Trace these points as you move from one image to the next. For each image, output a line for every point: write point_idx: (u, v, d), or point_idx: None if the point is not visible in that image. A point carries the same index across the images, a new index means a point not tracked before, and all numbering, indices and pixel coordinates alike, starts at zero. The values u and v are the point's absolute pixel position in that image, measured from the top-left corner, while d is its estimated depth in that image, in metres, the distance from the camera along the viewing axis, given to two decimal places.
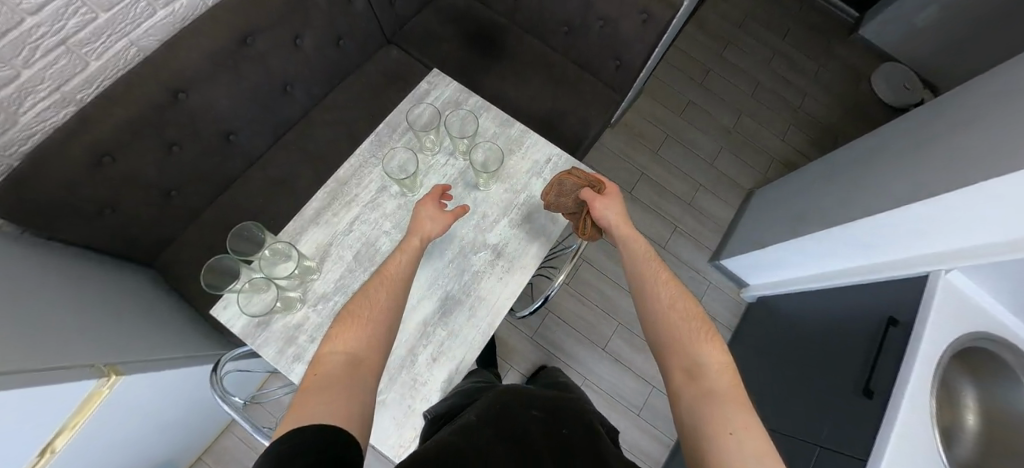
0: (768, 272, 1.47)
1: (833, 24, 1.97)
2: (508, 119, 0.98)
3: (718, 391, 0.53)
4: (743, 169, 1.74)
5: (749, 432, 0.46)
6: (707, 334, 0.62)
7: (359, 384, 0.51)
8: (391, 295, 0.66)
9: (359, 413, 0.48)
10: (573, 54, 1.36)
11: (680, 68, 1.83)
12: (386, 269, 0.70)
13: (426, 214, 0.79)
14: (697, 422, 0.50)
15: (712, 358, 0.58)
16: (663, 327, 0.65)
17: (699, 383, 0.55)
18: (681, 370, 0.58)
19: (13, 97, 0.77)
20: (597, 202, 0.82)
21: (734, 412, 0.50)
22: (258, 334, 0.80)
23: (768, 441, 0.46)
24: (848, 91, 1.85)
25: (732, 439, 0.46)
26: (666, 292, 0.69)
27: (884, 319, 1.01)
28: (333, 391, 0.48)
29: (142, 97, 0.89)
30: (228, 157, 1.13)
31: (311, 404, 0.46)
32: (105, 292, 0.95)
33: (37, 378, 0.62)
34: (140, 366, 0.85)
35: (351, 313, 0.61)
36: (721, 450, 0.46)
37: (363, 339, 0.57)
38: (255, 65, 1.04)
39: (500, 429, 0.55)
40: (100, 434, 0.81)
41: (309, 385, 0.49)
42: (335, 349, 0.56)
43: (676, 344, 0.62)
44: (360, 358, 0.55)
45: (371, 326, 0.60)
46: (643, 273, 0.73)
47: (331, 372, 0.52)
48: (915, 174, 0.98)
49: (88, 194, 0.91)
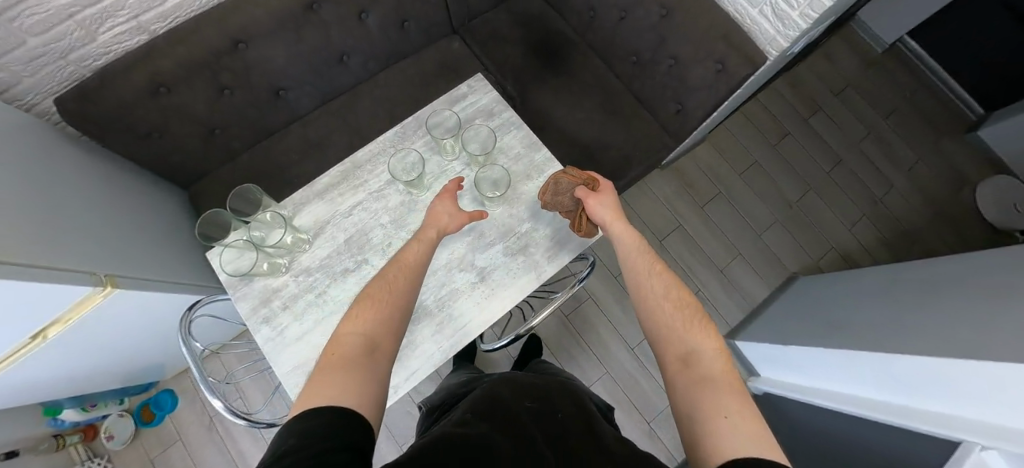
0: (787, 371, 1.32)
1: (950, 117, 1.71)
2: (537, 143, 0.94)
3: (713, 377, 0.50)
4: (793, 249, 1.57)
5: (744, 416, 0.44)
6: (700, 321, 0.60)
7: (376, 364, 0.51)
8: (409, 281, 0.66)
9: (377, 395, 0.48)
10: (634, 86, 1.28)
11: (756, 123, 1.68)
12: (402, 255, 0.70)
13: (445, 209, 0.79)
14: (689, 411, 0.48)
15: (704, 346, 0.56)
16: (654, 319, 0.62)
17: (695, 373, 0.52)
18: (674, 361, 0.55)
19: (95, 17, 0.86)
20: (592, 199, 0.80)
21: (730, 396, 0.47)
22: (240, 286, 0.84)
23: (762, 423, 0.43)
24: (944, 196, 1.62)
25: (726, 422, 0.43)
26: (657, 282, 0.67)
27: None
28: (350, 369, 0.48)
29: (204, 40, 0.95)
30: (274, 110, 1.18)
31: (328, 382, 0.45)
32: (134, 205, 1.04)
33: (43, 275, 0.68)
34: (139, 283, 0.91)
35: (368, 296, 0.61)
36: (715, 430, 0.43)
37: (380, 319, 0.58)
38: (317, 32, 1.08)
39: (490, 415, 0.56)
40: (92, 333, 0.89)
41: (327, 364, 0.49)
42: (353, 330, 0.55)
43: (670, 334, 0.59)
44: (378, 340, 0.55)
45: (388, 308, 0.60)
46: (636, 268, 0.71)
47: (348, 351, 0.52)
48: (983, 328, 0.82)
49: (142, 116, 0.99)
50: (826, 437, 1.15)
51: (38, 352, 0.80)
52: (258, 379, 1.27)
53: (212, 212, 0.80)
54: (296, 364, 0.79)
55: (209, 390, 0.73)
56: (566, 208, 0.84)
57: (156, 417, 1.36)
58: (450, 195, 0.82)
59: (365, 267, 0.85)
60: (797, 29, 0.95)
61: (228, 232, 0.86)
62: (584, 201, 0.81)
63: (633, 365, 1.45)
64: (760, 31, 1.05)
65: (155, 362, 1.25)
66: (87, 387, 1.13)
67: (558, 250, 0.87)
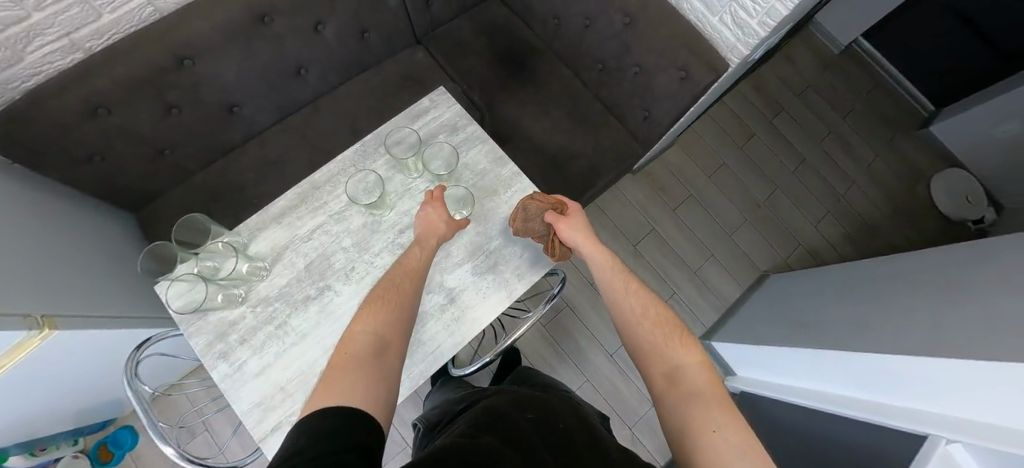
0: (761, 371, 1.34)
1: (903, 113, 1.78)
2: (503, 157, 0.92)
3: (698, 391, 0.51)
4: (764, 248, 1.60)
5: (733, 429, 0.44)
6: (679, 335, 0.60)
7: (385, 365, 0.50)
8: (414, 286, 0.65)
9: (387, 397, 0.46)
10: (602, 93, 1.27)
11: (723, 125, 1.71)
12: (405, 261, 0.69)
13: (439, 213, 0.78)
14: (678, 426, 0.48)
15: (687, 359, 0.56)
16: (634, 336, 0.62)
17: (679, 389, 0.52)
18: (659, 376, 0.55)
19: (21, 35, 0.80)
20: (563, 223, 0.79)
21: (719, 409, 0.48)
22: (194, 321, 0.79)
23: (751, 436, 0.44)
24: (901, 189, 1.68)
25: (717, 437, 0.44)
26: (634, 298, 0.67)
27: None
28: (358, 370, 0.46)
29: (145, 57, 0.89)
30: (228, 127, 1.12)
31: (339, 383, 0.44)
32: (75, 234, 0.97)
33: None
34: (82, 321, 0.85)
35: (377, 297, 0.60)
36: (704, 448, 0.44)
37: (388, 321, 0.56)
38: (270, 45, 1.03)
39: (493, 422, 0.53)
40: (31, 378, 0.82)
41: (335, 366, 0.47)
42: (363, 329, 0.54)
43: (650, 349, 0.59)
44: (387, 342, 0.53)
45: (396, 311, 0.59)
46: (612, 285, 0.70)
47: (359, 351, 0.50)
48: (941, 323, 0.85)
49: (80, 138, 0.92)
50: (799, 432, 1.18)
51: None
52: (225, 413, 1.21)
53: (156, 245, 0.75)
54: (256, 401, 0.74)
55: (158, 436, 0.68)
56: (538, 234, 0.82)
57: (114, 455, 1.28)
58: (440, 199, 0.80)
59: (326, 294, 0.81)
60: (756, 37, 0.96)
61: (176, 264, 0.81)
62: (554, 225, 0.79)
63: (613, 371, 1.46)
64: (721, 39, 1.06)
65: (109, 398, 1.18)
66: (32, 431, 1.05)
67: (527, 268, 0.86)
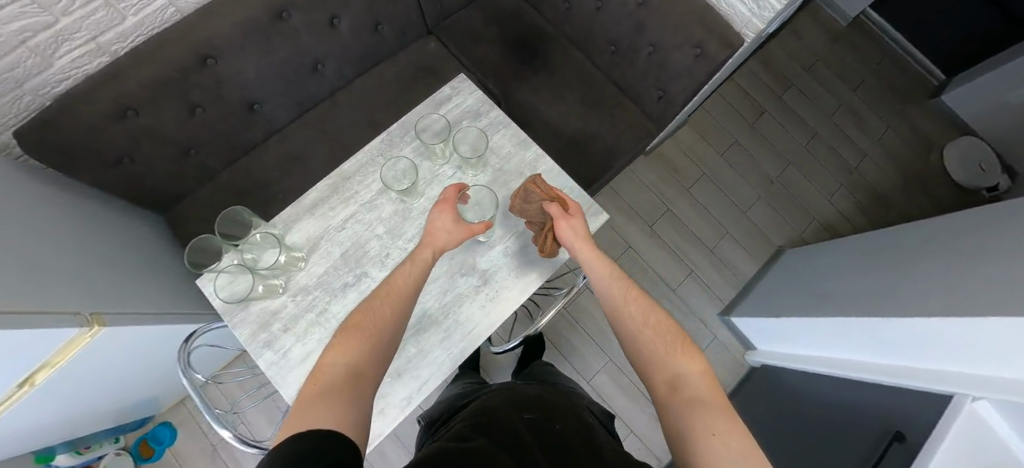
0: (783, 343, 1.35)
1: (913, 83, 1.78)
2: (526, 140, 0.94)
3: (701, 399, 0.47)
4: (779, 224, 1.61)
5: (735, 433, 0.41)
6: (682, 344, 0.57)
7: (357, 395, 0.47)
8: (398, 310, 0.61)
9: (359, 423, 0.44)
10: (615, 75, 1.28)
11: (733, 103, 1.71)
12: (394, 278, 0.65)
13: (445, 222, 0.75)
14: (676, 429, 0.45)
15: (690, 368, 0.53)
16: (634, 348, 0.59)
17: (679, 395, 0.49)
18: (660, 384, 0.52)
19: (50, 41, 0.81)
20: (564, 221, 0.77)
21: (723, 415, 0.44)
22: (237, 311, 0.81)
23: (753, 444, 0.40)
24: (913, 159, 1.69)
25: (716, 441, 0.41)
26: (634, 307, 0.64)
27: (890, 432, 0.96)
28: (334, 398, 0.44)
29: (170, 58, 0.90)
30: (250, 125, 1.13)
31: (306, 413, 0.41)
32: (110, 236, 0.99)
33: (21, 321, 0.63)
34: (127, 318, 0.88)
35: (352, 324, 0.57)
36: (705, 453, 0.40)
37: (363, 350, 0.53)
38: (289, 41, 1.04)
39: (490, 429, 0.54)
40: (78, 376, 0.84)
41: (305, 396, 0.45)
42: (336, 360, 0.52)
43: (650, 359, 0.56)
44: (363, 375, 0.51)
45: (373, 339, 0.55)
46: (610, 294, 0.68)
47: (328, 383, 0.47)
48: (967, 284, 0.87)
49: (110, 141, 0.93)
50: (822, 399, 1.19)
51: (25, 401, 0.76)
52: (261, 405, 1.25)
53: (200, 238, 0.77)
54: None
55: (216, 421, 0.70)
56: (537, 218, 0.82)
57: (155, 451, 1.32)
58: (454, 201, 0.78)
59: (364, 279, 0.83)
60: (771, 10, 0.97)
61: (216, 257, 0.83)
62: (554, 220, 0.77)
63: None
64: (736, 14, 1.06)
65: (148, 396, 1.21)
66: (77, 429, 1.07)
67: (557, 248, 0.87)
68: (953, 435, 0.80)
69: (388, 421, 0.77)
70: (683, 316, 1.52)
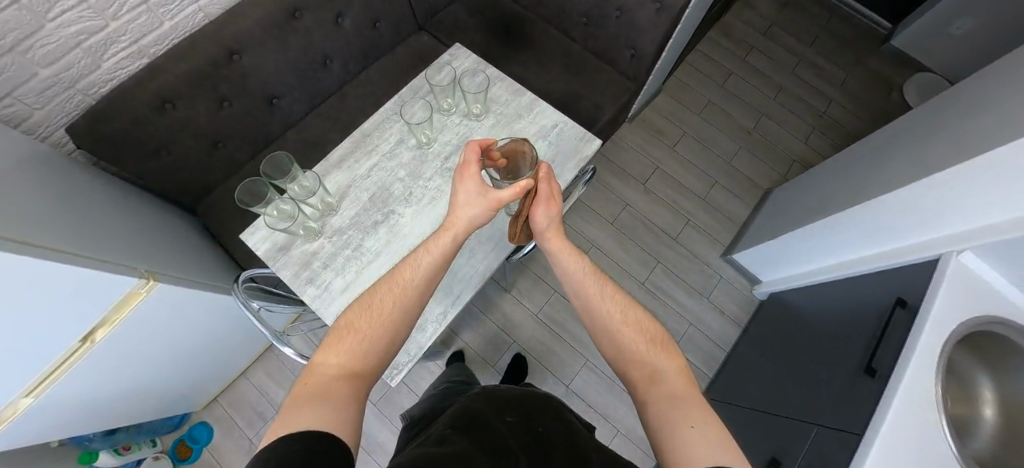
0: (785, 266, 1.43)
1: (862, 35, 1.98)
2: (520, 89, 1.06)
3: (679, 393, 0.55)
4: (762, 168, 1.72)
5: (708, 425, 0.49)
6: (658, 341, 0.64)
7: (348, 393, 0.53)
8: (398, 309, 0.64)
9: (351, 420, 0.50)
10: (591, 43, 1.43)
11: (701, 69, 1.87)
12: (400, 273, 0.68)
13: (467, 194, 0.74)
14: (654, 424, 0.52)
15: (667, 364, 0.60)
16: (611, 344, 0.65)
17: (658, 391, 0.56)
18: (639, 379, 0.59)
19: (99, 44, 0.93)
20: (540, 209, 0.73)
21: (696, 409, 0.52)
22: (279, 257, 0.88)
23: (723, 431, 0.48)
24: (877, 98, 1.84)
25: (693, 431, 0.48)
26: (611, 305, 0.68)
27: (893, 301, 0.98)
28: (325, 398, 0.50)
29: (202, 53, 1.03)
30: (270, 119, 1.25)
31: (302, 410, 0.48)
32: (151, 219, 1.06)
33: (79, 261, 0.71)
34: (176, 281, 0.95)
35: (349, 324, 0.61)
36: (684, 441, 0.47)
37: (356, 352, 0.58)
38: (302, 38, 1.18)
39: (471, 430, 0.62)
40: (130, 341, 0.89)
41: (299, 393, 0.51)
42: (329, 359, 0.57)
43: (630, 355, 0.62)
44: (357, 373, 0.56)
45: (368, 339, 0.60)
46: (584, 289, 0.71)
47: (320, 383, 0.53)
48: (932, 155, 0.96)
49: (150, 133, 1.03)
50: (815, 303, 1.26)
51: (88, 358, 0.82)
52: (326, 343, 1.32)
53: (253, 182, 0.80)
54: None
55: (279, 342, 0.80)
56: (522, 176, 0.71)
57: (192, 451, 1.34)
58: (477, 166, 0.74)
59: (393, 216, 0.91)
60: None
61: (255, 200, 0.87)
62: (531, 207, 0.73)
63: (648, 298, 1.53)
64: None
65: (187, 388, 1.23)
66: (122, 419, 1.10)
67: (562, 170, 0.97)
68: (947, 288, 0.88)
69: (429, 335, 0.83)
70: (689, 262, 1.59)
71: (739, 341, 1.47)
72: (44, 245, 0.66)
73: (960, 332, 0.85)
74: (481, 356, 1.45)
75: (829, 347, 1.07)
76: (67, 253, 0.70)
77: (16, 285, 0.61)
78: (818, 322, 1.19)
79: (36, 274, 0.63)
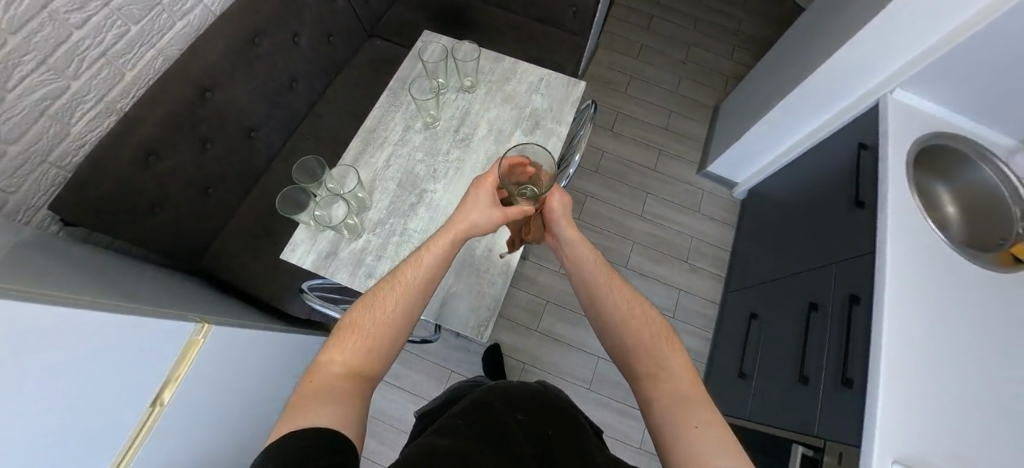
0: (754, 163, 1.60)
1: None
2: (498, 57, 1.13)
3: (686, 394, 0.55)
4: (704, 89, 1.92)
5: (713, 425, 0.50)
6: (666, 336, 0.63)
7: (354, 392, 0.52)
8: (403, 305, 0.61)
9: (355, 419, 0.49)
10: (534, 11, 1.53)
11: (625, 20, 2.05)
12: (403, 268, 0.64)
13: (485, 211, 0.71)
14: (663, 420, 0.53)
15: (674, 359, 0.60)
16: (616, 332, 0.65)
17: (665, 389, 0.56)
18: (646, 370, 0.60)
19: (65, 108, 0.87)
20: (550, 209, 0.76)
21: (703, 411, 0.52)
22: (329, 263, 0.88)
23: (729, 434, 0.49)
24: (773, 9, 2.12)
25: (697, 432, 0.49)
26: (618, 292, 0.68)
27: (855, 148, 1.15)
28: (328, 397, 0.49)
29: (174, 95, 1.00)
30: (253, 153, 1.22)
31: (305, 409, 0.47)
32: (167, 278, 1.01)
33: (136, 309, 0.60)
34: (225, 323, 0.82)
35: (353, 321, 0.59)
36: (688, 440, 0.48)
37: (359, 351, 0.56)
38: (265, 64, 1.17)
39: (480, 423, 0.55)
40: (195, 408, 0.69)
41: (302, 393, 0.51)
42: (335, 358, 0.56)
43: (641, 348, 0.61)
44: (361, 374, 0.55)
45: (372, 338, 0.58)
46: (597, 276, 0.69)
47: (324, 383, 0.52)
48: (842, 23, 1.16)
49: (139, 189, 0.97)
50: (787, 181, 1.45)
51: (153, 435, 0.59)
52: None
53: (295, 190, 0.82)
54: None
55: None
56: (529, 191, 0.69)
57: None
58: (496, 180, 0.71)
59: (426, 195, 0.94)
60: None
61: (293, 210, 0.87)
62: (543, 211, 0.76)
63: (650, 227, 1.66)
64: None
65: None
66: None
67: (562, 113, 1.05)
68: (894, 121, 1.06)
69: (500, 288, 0.87)
70: (672, 185, 1.74)
71: (738, 238, 1.63)
72: (95, 298, 0.56)
73: (915, 151, 1.03)
74: (521, 324, 1.50)
75: (813, 206, 1.24)
76: (121, 304, 0.59)
77: (91, 339, 0.50)
78: (797, 192, 1.37)
79: (97, 324, 0.51)
